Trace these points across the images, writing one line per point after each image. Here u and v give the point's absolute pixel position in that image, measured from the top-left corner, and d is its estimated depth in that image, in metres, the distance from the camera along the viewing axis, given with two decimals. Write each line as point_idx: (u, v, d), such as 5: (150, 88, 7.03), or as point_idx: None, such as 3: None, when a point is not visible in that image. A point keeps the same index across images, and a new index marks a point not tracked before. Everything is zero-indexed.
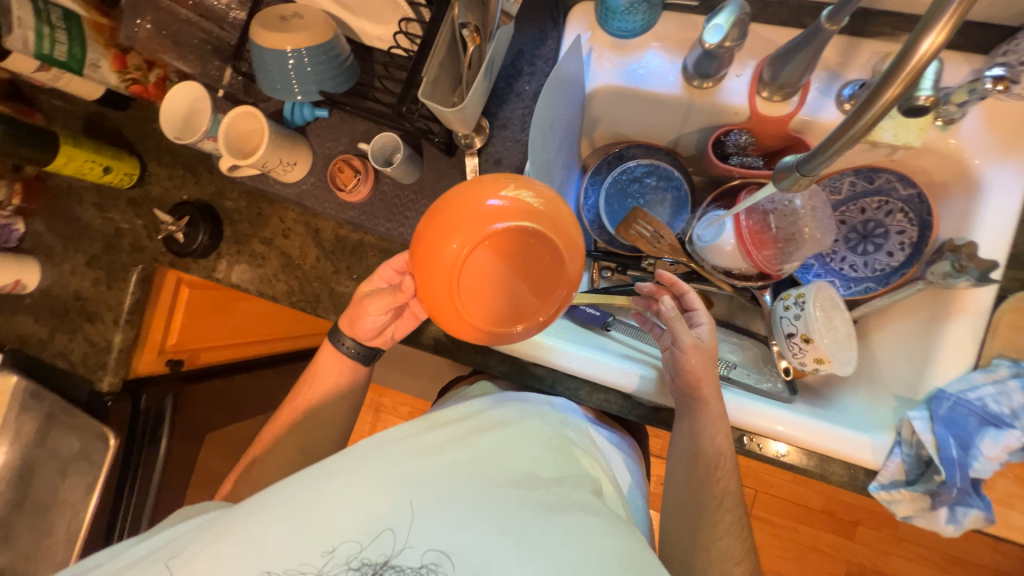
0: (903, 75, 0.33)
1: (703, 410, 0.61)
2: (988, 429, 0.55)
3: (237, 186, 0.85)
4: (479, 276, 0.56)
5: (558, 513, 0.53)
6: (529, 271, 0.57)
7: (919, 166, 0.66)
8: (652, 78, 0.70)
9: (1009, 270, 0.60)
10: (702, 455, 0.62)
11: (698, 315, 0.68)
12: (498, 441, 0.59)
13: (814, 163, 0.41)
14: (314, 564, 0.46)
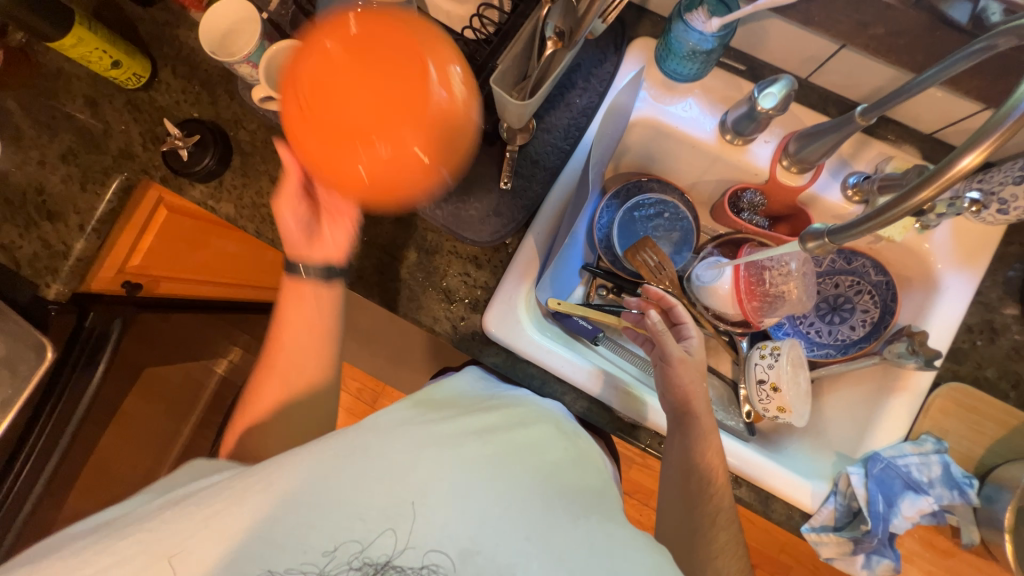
0: (938, 182, 0.40)
1: (695, 425, 0.66)
2: (909, 492, 0.64)
3: (259, 118, 0.81)
4: (340, 71, 0.47)
5: (567, 525, 0.49)
6: (366, 88, 0.47)
7: (892, 258, 0.76)
8: (691, 122, 0.75)
9: (946, 362, 0.70)
10: (695, 470, 0.65)
11: (685, 329, 0.74)
12: (509, 439, 0.55)
13: (837, 233, 0.49)
14: (315, 563, 0.44)
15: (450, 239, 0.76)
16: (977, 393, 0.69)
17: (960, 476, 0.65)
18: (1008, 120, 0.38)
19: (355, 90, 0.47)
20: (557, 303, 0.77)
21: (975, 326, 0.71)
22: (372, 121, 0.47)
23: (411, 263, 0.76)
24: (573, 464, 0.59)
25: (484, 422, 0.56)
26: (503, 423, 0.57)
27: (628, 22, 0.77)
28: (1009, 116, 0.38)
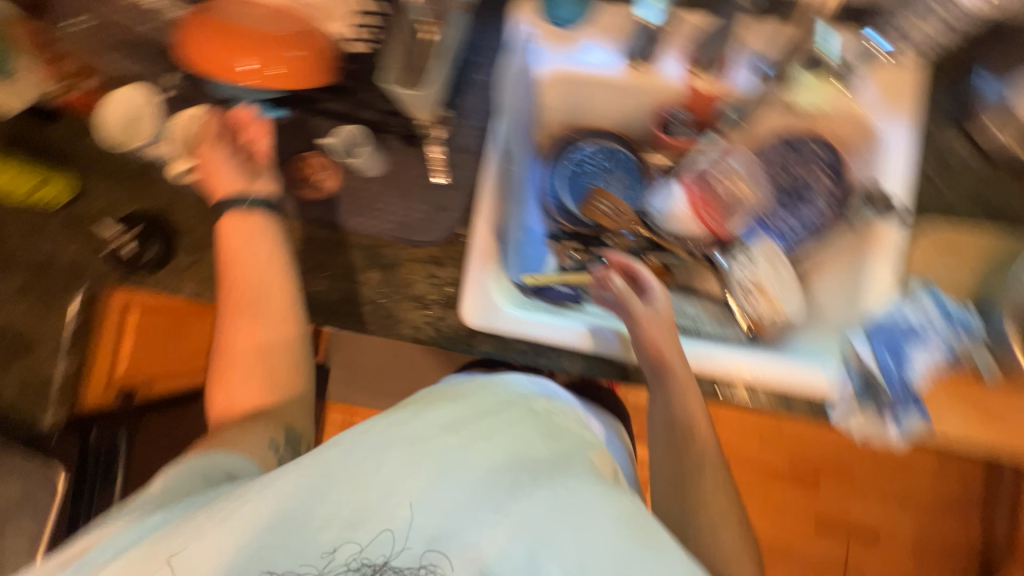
0: None
1: (673, 382, 0.65)
2: (915, 344, 0.64)
3: (190, 192, 0.81)
4: (236, 49, 0.62)
5: (546, 493, 0.50)
6: (248, 56, 0.62)
7: (830, 130, 0.77)
8: (595, 64, 0.78)
9: (911, 210, 0.70)
10: (678, 421, 0.66)
11: (649, 291, 0.70)
12: (473, 431, 0.56)
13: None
14: (315, 564, 0.47)
15: (406, 249, 0.77)
16: (944, 230, 0.70)
17: (959, 314, 0.64)
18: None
19: (241, 59, 0.62)
20: (534, 278, 0.81)
21: (927, 167, 0.71)
22: (262, 75, 0.63)
23: (376, 283, 0.76)
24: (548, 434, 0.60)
25: (447, 419, 0.57)
26: (466, 416, 0.58)
27: None
28: None
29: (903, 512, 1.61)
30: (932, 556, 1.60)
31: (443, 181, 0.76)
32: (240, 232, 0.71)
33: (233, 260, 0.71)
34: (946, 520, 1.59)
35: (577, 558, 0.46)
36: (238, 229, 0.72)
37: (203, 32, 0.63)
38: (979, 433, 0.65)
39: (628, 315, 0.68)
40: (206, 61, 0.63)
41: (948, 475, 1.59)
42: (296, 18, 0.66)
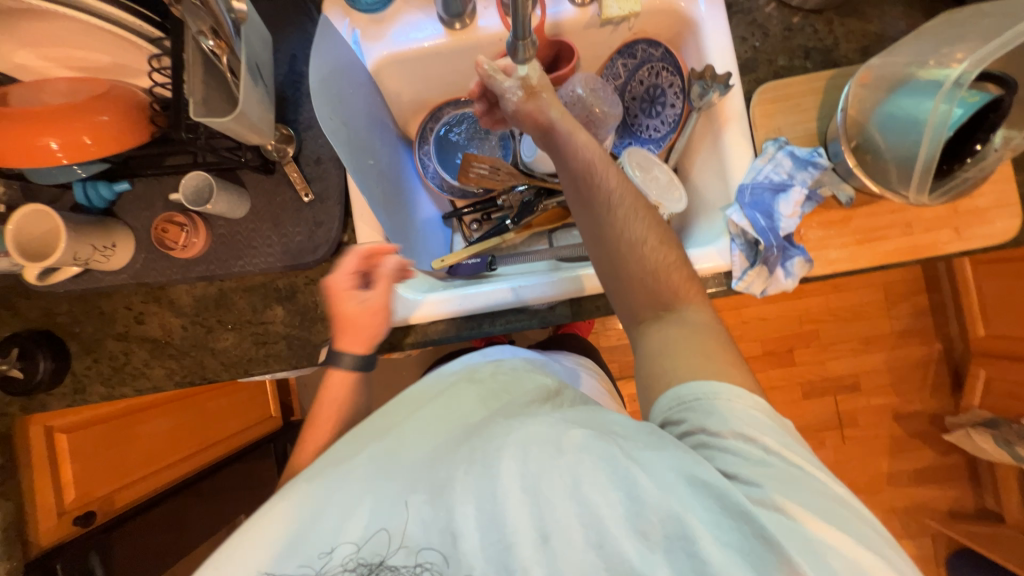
0: None
1: (553, 130, 0.62)
2: (780, 195, 0.67)
3: (63, 296, 0.77)
4: (37, 130, 0.57)
5: (516, 441, 0.47)
6: (53, 134, 0.58)
7: (656, 29, 0.79)
8: (417, 37, 0.76)
9: (745, 76, 0.74)
10: (577, 172, 0.61)
11: (546, 103, 0.63)
12: (457, 409, 0.56)
13: (521, 29, 0.48)
14: (314, 565, 0.42)
15: (300, 274, 0.76)
16: (781, 83, 0.72)
17: (808, 154, 0.67)
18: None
19: (48, 139, 0.58)
20: (442, 261, 0.85)
21: (745, 33, 0.74)
22: (83, 150, 0.60)
23: (284, 317, 0.76)
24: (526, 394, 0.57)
25: (426, 408, 0.57)
26: (447, 398, 0.58)
27: None
28: None
29: (872, 352, 1.73)
30: (908, 380, 1.73)
31: (309, 199, 0.74)
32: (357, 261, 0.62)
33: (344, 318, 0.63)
34: (909, 344, 1.72)
35: (550, 510, 0.42)
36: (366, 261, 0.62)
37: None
38: (864, 254, 0.70)
39: (551, 138, 0.63)
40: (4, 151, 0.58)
41: (900, 306, 1.72)
42: (93, 84, 0.63)
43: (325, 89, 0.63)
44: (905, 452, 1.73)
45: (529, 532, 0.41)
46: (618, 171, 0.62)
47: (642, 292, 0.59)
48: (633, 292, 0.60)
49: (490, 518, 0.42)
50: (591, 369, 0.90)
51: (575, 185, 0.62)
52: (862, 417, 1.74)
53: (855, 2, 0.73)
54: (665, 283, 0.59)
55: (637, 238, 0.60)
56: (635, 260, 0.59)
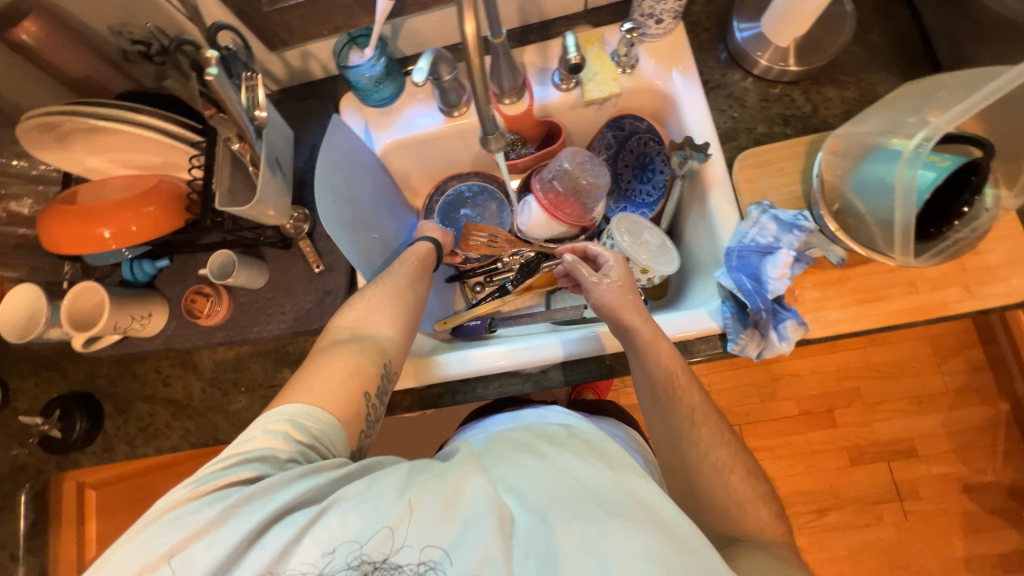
0: (471, 50, 0.48)
1: (634, 334, 0.64)
2: (766, 258, 0.66)
3: (104, 360, 0.86)
4: (95, 223, 0.68)
5: (639, 556, 0.47)
6: (106, 225, 0.68)
7: (640, 105, 0.85)
8: (419, 125, 0.86)
9: (726, 144, 0.77)
10: (658, 381, 0.64)
11: (626, 316, 0.66)
12: (564, 473, 0.57)
13: (487, 125, 0.55)
14: (317, 564, 0.47)
15: (309, 339, 0.82)
16: (761, 150, 0.74)
17: (792, 217, 0.67)
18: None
19: (102, 229, 0.68)
20: (446, 322, 0.89)
21: (723, 105, 0.79)
22: (129, 237, 0.70)
23: (291, 379, 0.81)
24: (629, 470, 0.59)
25: (537, 461, 0.59)
26: (555, 456, 0.60)
27: (332, 91, 0.89)
28: None
29: (927, 414, 1.56)
30: (974, 445, 1.54)
31: (320, 269, 0.81)
32: (422, 252, 0.79)
33: (413, 261, 0.77)
34: (969, 404, 1.55)
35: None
36: (428, 254, 0.80)
37: (57, 218, 0.69)
38: (868, 314, 0.67)
39: (629, 341, 0.66)
40: (68, 242, 0.69)
41: (953, 361, 1.57)
42: (145, 180, 0.74)
43: (331, 177, 0.72)
44: (983, 532, 1.50)
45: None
46: (697, 386, 0.65)
47: (717, 516, 0.62)
48: (709, 513, 0.63)
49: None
50: (637, 443, 0.83)
51: (651, 390, 0.65)
52: (925, 489, 1.54)
53: (829, 72, 0.77)
54: (718, 475, 0.62)
55: (717, 463, 0.63)
56: (694, 445, 0.63)
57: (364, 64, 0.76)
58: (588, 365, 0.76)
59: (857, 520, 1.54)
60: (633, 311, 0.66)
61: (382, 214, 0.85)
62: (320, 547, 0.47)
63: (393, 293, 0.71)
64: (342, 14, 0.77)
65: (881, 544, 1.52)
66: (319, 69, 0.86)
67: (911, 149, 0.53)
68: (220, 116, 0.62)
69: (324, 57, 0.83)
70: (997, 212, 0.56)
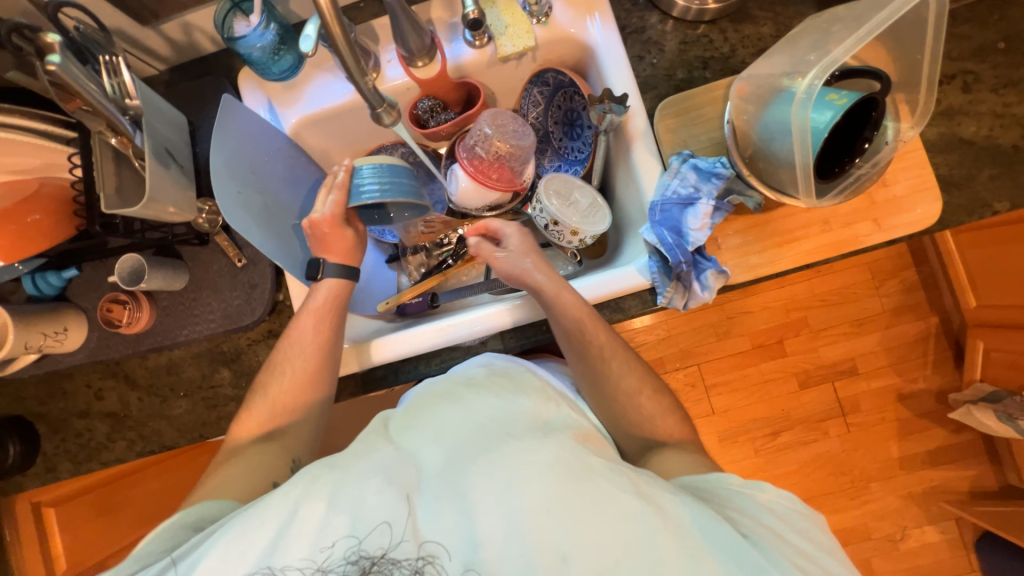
0: (328, 19, 0.43)
1: (540, 290, 0.69)
2: (687, 209, 0.66)
3: (28, 380, 0.82)
4: None
5: (537, 463, 0.52)
6: None
7: (560, 57, 0.81)
8: (328, 97, 0.80)
9: (646, 94, 0.75)
10: (566, 333, 0.68)
11: (536, 274, 0.71)
12: (470, 413, 0.59)
13: (371, 99, 0.52)
14: (316, 559, 0.48)
15: (243, 336, 0.80)
16: (681, 97, 0.73)
17: (709, 165, 0.67)
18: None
19: None
20: (387, 303, 0.85)
21: (642, 52, 0.76)
22: (20, 250, 0.65)
23: (231, 379, 0.79)
24: (538, 398, 0.63)
25: (442, 407, 0.61)
26: (460, 398, 0.61)
27: (227, 65, 0.81)
28: None
29: (866, 334, 1.67)
30: (908, 358, 1.67)
31: (242, 263, 0.77)
32: (329, 292, 0.72)
33: (316, 313, 0.71)
34: (904, 321, 1.67)
35: (569, 530, 0.47)
36: (333, 292, 0.72)
37: None
38: (786, 255, 0.69)
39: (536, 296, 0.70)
40: None
41: (890, 284, 1.66)
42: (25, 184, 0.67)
43: (230, 167, 0.67)
44: (914, 434, 1.66)
45: (552, 548, 0.47)
46: (604, 327, 0.68)
47: (636, 437, 0.66)
48: (627, 431, 0.67)
49: (515, 531, 0.48)
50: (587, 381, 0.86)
51: (567, 339, 0.68)
52: (865, 402, 1.67)
53: (747, 7, 0.74)
54: (655, 425, 0.66)
55: (630, 390, 0.67)
56: (632, 410, 0.67)
57: (251, 33, 0.68)
58: (527, 332, 0.77)
59: (806, 437, 1.68)
60: (537, 270, 0.71)
61: (300, 199, 0.80)
62: (236, 566, 0.48)
63: (298, 371, 0.68)
64: None
65: (828, 455, 1.67)
66: (207, 41, 0.78)
67: (805, 88, 0.53)
68: (83, 108, 0.56)
69: (208, 27, 0.75)
70: (897, 145, 0.58)
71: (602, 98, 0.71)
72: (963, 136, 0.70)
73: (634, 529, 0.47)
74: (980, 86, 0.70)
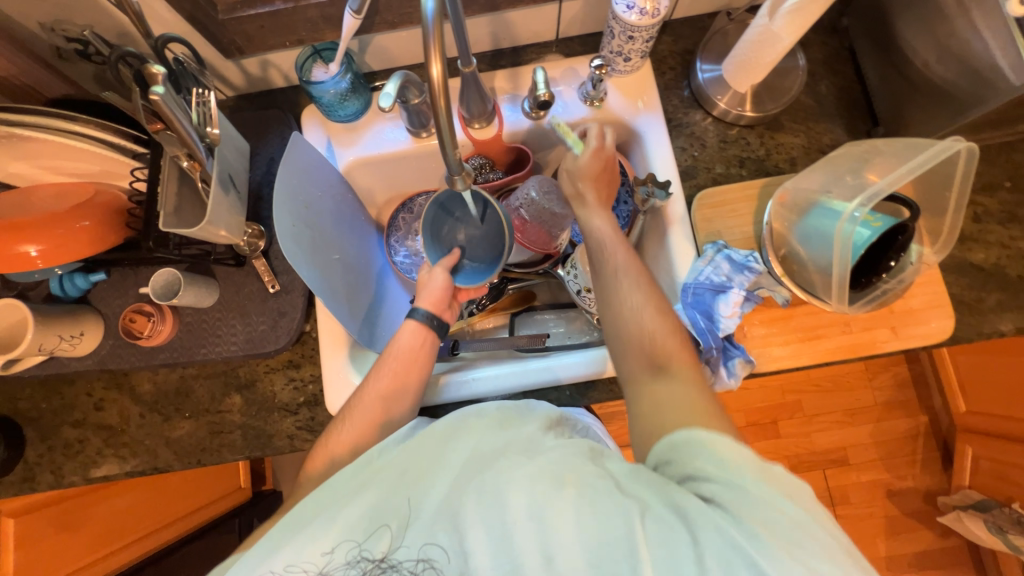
0: (437, 92, 0.46)
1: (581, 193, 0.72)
2: (719, 296, 0.69)
3: (27, 381, 0.79)
4: (17, 238, 0.61)
5: (528, 475, 0.51)
6: (33, 239, 0.62)
7: (607, 135, 0.87)
8: (385, 143, 0.83)
9: (685, 182, 0.80)
10: (594, 243, 0.69)
11: (586, 197, 0.73)
12: (475, 429, 0.59)
13: (453, 167, 0.53)
14: (316, 563, 0.50)
15: (260, 362, 0.78)
16: (718, 190, 0.78)
17: (743, 258, 0.70)
18: (427, 26, 0.45)
19: (26, 244, 0.62)
20: None
21: (683, 143, 0.82)
22: (60, 252, 0.64)
23: (241, 405, 0.77)
24: (543, 424, 0.60)
25: (441, 430, 0.60)
26: (470, 415, 0.61)
27: (293, 101, 0.85)
28: (428, 27, 0.45)
29: (858, 424, 1.69)
30: (897, 455, 1.68)
31: (275, 290, 0.78)
32: (410, 334, 0.71)
33: (403, 357, 0.70)
34: (895, 416, 1.69)
35: (555, 538, 0.47)
36: (422, 338, 0.72)
37: None
38: (808, 350, 0.72)
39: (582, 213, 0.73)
40: None
41: (883, 376, 1.71)
42: (81, 189, 0.68)
43: (290, 199, 0.69)
44: (901, 534, 1.65)
45: (535, 556, 0.46)
46: (626, 245, 0.68)
47: (636, 351, 0.61)
48: (628, 351, 0.62)
49: (503, 541, 0.47)
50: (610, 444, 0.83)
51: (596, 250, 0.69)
52: (855, 494, 1.67)
53: (783, 118, 0.81)
54: (660, 346, 0.60)
55: (635, 307, 0.63)
56: (634, 323, 0.62)
57: (329, 80, 0.72)
58: (548, 392, 0.77)
59: None
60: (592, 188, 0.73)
61: (341, 235, 0.81)
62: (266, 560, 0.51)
63: (370, 412, 0.66)
64: (306, 27, 0.72)
65: None
66: (280, 78, 0.82)
67: (850, 213, 0.58)
68: (166, 132, 0.58)
69: (284, 66, 0.79)
70: (920, 267, 0.62)
71: (646, 180, 0.76)
72: (972, 261, 0.75)
73: (613, 528, 0.46)
74: (988, 218, 0.77)
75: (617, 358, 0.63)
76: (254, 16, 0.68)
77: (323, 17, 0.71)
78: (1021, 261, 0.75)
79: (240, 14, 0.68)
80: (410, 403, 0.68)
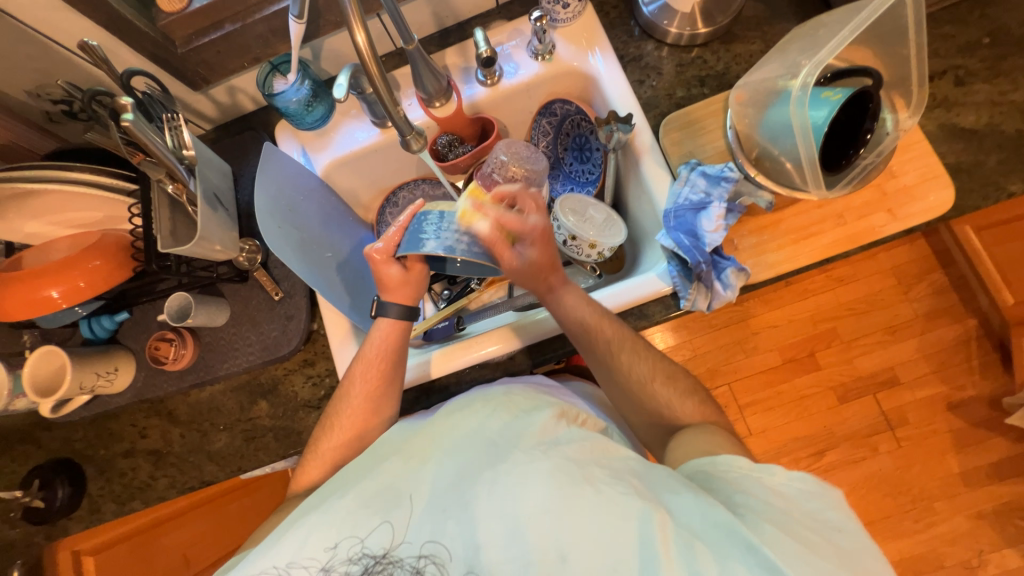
0: (366, 58, 0.52)
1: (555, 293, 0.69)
2: (700, 214, 0.69)
3: (78, 423, 0.85)
4: (38, 284, 0.67)
5: (541, 472, 0.53)
6: (51, 282, 0.67)
7: (567, 88, 0.87)
8: (355, 140, 0.87)
9: (650, 113, 0.80)
10: (582, 326, 0.67)
11: (553, 277, 0.69)
12: (489, 426, 0.60)
13: (402, 126, 0.63)
14: (320, 558, 0.53)
15: (279, 367, 0.83)
16: (683, 112, 0.77)
17: (718, 171, 0.69)
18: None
19: (47, 287, 0.67)
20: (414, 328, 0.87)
21: (641, 76, 0.82)
22: (77, 291, 0.69)
23: (268, 410, 0.82)
24: (552, 414, 0.61)
25: (454, 421, 0.61)
26: (485, 410, 0.62)
27: (266, 121, 0.90)
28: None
29: (902, 340, 1.61)
30: (950, 365, 1.59)
31: (279, 297, 0.82)
32: (386, 329, 0.72)
33: (378, 351, 0.71)
34: (940, 324, 1.60)
35: (565, 534, 0.49)
36: (393, 330, 0.72)
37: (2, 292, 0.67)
38: (806, 249, 0.70)
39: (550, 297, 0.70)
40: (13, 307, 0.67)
41: (919, 286, 1.62)
42: (89, 234, 0.73)
43: (272, 205, 0.73)
44: (971, 446, 1.55)
45: (547, 547, 0.49)
46: (611, 320, 0.67)
47: (657, 423, 0.67)
48: (646, 419, 0.68)
49: (514, 533, 0.50)
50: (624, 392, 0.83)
51: (582, 334, 0.68)
52: (912, 413, 1.58)
53: (736, 29, 0.80)
54: (682, 412, 0.65)
55: (646, 381, 0.67)
56: (658, 400, 0.66)
57: (289, 89, 0.76)
58: (553, 345, 0.77)
59: (854, 456, 1.58)
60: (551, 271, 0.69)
61: (331, 234, 0.85)
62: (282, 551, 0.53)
63: (354, 410, 0.69)
64: (259, 45, 0.77)
65: (881, 473, 1.57)
66: (248, 101, 0.87)
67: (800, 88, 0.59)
68: (147, 160, 0.62)
69: (250, 89, 0.84)
70: (897, 135, 0.61)
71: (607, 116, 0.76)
72: (962, 126, 0.72)
73: (624, 531, 0.48)
74: (973, 79, 0.73)
75: (642, 423, 0.68)
76: (209, 43, 0.73)
77: (271, 31, 0.75)
78: (1016, 114, 0.71)
79: (196, 44, 0.72)
80: (385, 401, 0.70)
